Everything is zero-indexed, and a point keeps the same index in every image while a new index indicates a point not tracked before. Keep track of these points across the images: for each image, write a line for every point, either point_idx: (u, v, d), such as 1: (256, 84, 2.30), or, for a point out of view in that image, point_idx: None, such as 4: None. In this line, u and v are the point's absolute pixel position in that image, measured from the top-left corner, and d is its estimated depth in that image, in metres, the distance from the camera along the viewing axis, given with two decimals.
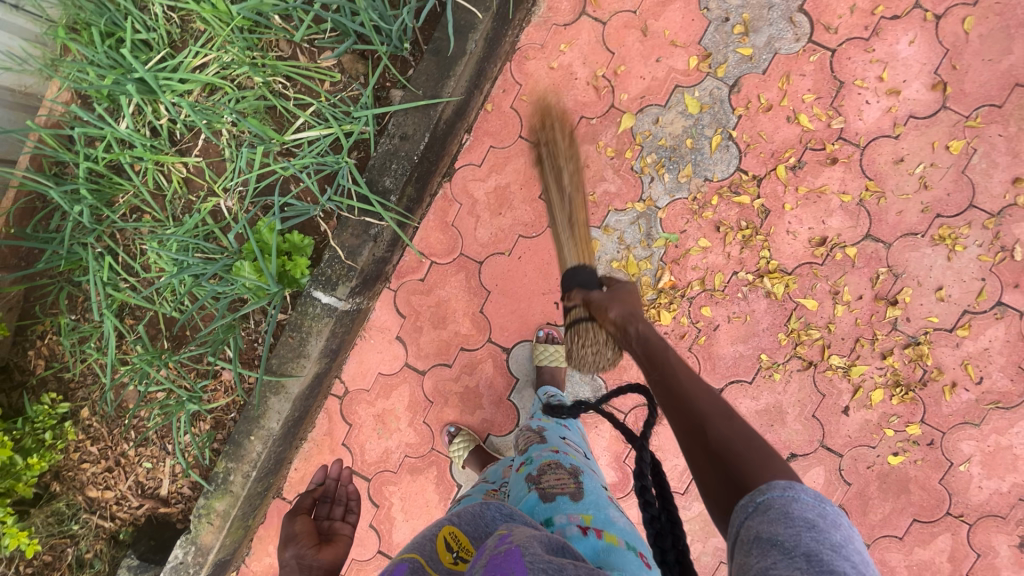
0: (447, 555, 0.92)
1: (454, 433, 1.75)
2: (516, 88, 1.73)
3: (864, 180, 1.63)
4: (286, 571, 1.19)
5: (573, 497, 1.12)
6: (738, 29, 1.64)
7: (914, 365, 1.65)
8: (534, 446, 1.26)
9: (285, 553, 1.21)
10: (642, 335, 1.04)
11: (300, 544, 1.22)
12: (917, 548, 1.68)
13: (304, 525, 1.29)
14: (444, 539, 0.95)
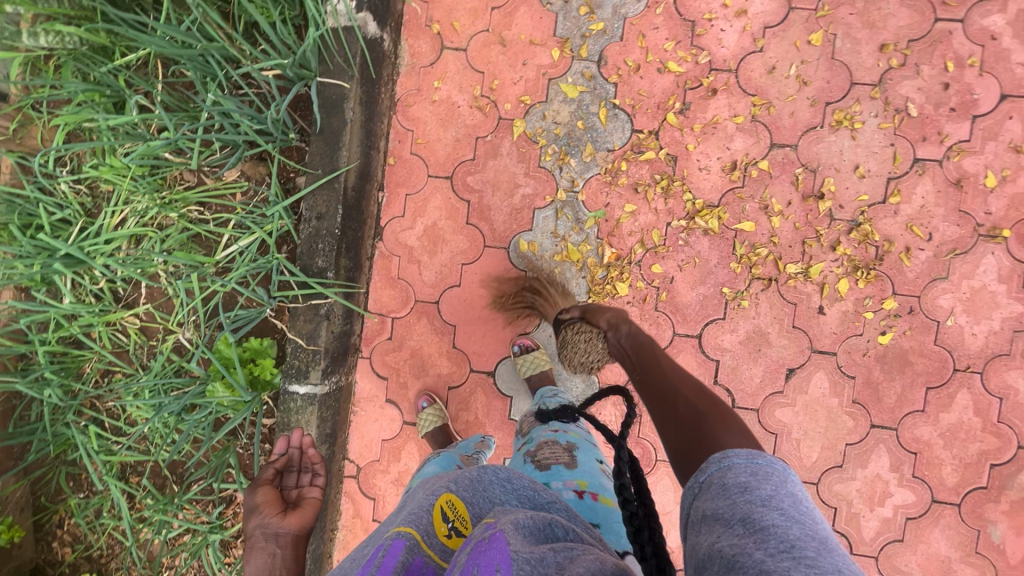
0: (441, 528, 0.88)
1: (428, 404, 1.78)
2: (410, 134, 1.81)
3: (748, 98, 1.71)
4: (252, 539, 1.31)
5: (568, 465, 1.18)
6: (583, 11, 1.74)
7: (866, 244, 1.68)
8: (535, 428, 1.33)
9: (251, 522, 1.33)
10: (631, 335, 1.37)
11: (263, 514, 1.33)
12: (943, 415, 1.68)
13: (267, 493, 1.38)
14: (440, 510, 0.90)
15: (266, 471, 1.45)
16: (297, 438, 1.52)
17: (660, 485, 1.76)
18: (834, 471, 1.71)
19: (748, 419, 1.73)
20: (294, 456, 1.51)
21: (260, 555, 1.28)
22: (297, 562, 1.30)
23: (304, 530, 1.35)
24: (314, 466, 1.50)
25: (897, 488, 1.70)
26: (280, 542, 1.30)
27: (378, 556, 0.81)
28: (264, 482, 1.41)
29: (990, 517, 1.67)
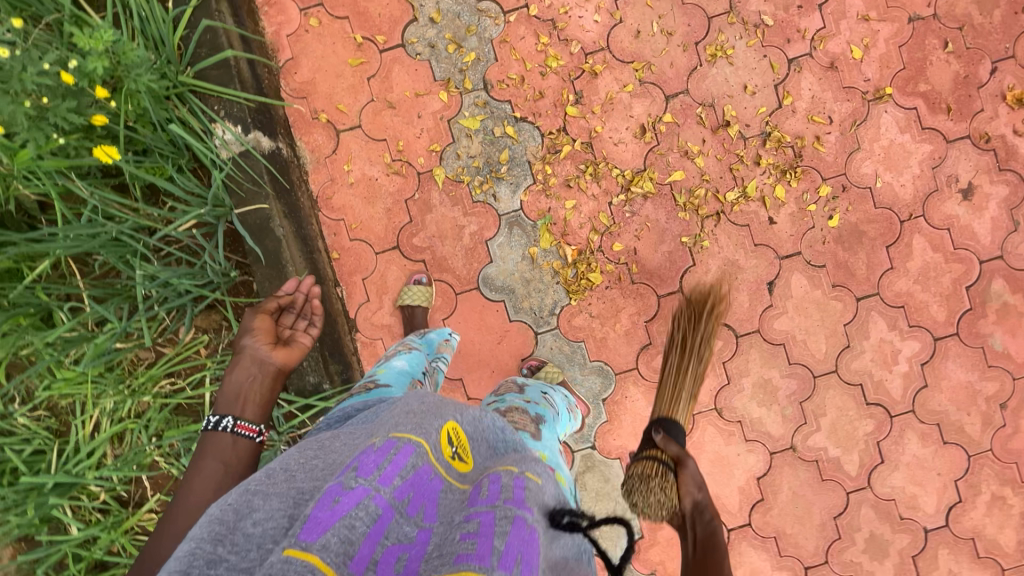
0: (445, 450, 0.92)
1: (421, 283, 1.78)
2: (342, 223, 1.80)
3: (628, 66, 1.81)
4: (239, 355, 1.30)
5: (534, 434, 1.27)
6: (452, 48, 1.80)
7: (782, 148, 1.81)
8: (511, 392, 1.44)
9: (241, 340, 1.32)
10: (709, 527, 1.34)
11: (256, 339, 1.32)
12: (911, 263, 1.82)
13: (263, 323, 1.36)
14: (443, 433, 0.94)
15: (269, 303, 1.42)
16: (305, 286, 1.48)
17: (706, 434, 1.84)
18: (846, 352, 1.83)
19: (754, 341, 1.82)
20: (299, 300, 1.46)
21: (240, 372, 1.28)
22: (270, 398, 1.31)
23: (287, 369, 1.34)
24: (312, 314, 1.48)
25: (902, 342, 1.83)
26: (263, 369, 1.30)
27: (392, 454, 0.83)
28: (264, 311, 1.39)
29: (986, 331, 1.83)
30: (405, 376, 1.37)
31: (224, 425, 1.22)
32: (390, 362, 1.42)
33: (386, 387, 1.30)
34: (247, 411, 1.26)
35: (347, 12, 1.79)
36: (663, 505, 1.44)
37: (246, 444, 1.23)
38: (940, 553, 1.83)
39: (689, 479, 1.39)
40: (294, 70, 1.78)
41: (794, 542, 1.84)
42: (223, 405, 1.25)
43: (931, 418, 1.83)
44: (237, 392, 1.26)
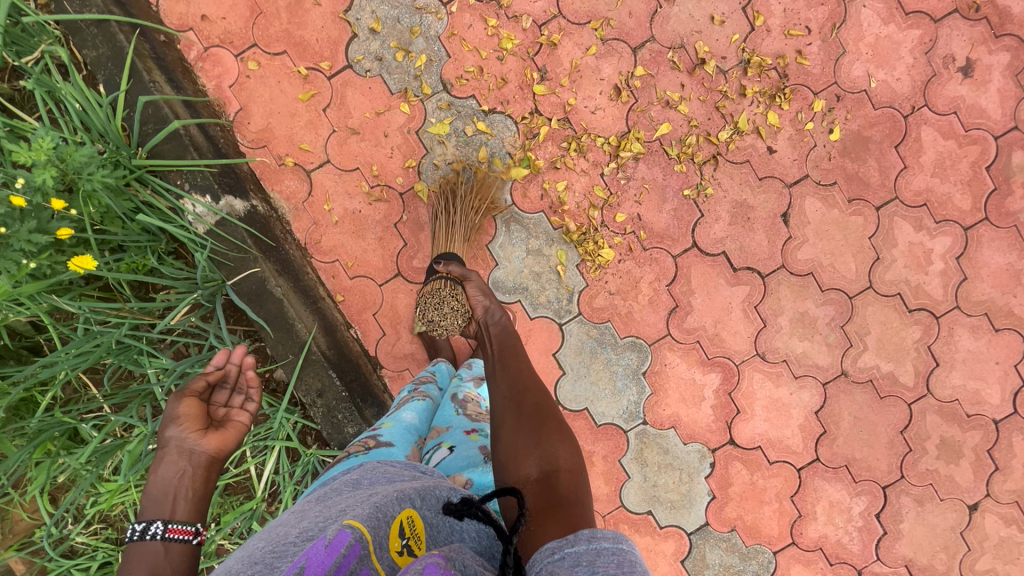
0: (394, 543, 0.82)
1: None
2: (337, 264, 1.72)
3: (586, 27, 1.71)
4: (161, 447, 1.04)
5: None
6: (401, 55, 1.69)
7: (766, 72, 1.71)
8: (485, 425, 1.38)
9: (163, 430, 1.06)
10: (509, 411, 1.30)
11: (179, 427, 1.05)
12: (924, 157, 1.74)
13: (191, 405, 1.08)
14: (398, 523, 0.83)
15: (195, 380, 1.11)
16: (239, 355, 1.14)
17: (755, 381, 1.79)
18: (877, 265, 1.76)
19: (781, 277, 1.76)
20: (233, 373, 1.15)
21: (167, 468, 1.02)
22: (208, 487, 1.06)
23: (223, 457, 1.08)
24: (254, 388, 1.17)
25: (933, 240, 1.76)
26: (195, 461, 1.04)
27: (341, 555, 0.74)
28: (191, 393, 1.10)
29: (1015, 207, 1.76)
30: (409, 432, 1.29)
31: (152, 532, 0.97)
32: (398, 414, 1.34)
33: (387, 446, 1.21)
34: (179, 510, 1.01)
35: (284, 46, 1.69)
36: (451, 318, 1.55)
37: (180, 550, 0.98)
38: (1014, 440, 1.81)
39: (474, 287, 1.56)
40: (246, 120, 1.69)
41: (865, 465, 1.81)
42: (148, 509, 0.99)
43: (977, 309, 1.78)
44: (164, 492, 1.01)
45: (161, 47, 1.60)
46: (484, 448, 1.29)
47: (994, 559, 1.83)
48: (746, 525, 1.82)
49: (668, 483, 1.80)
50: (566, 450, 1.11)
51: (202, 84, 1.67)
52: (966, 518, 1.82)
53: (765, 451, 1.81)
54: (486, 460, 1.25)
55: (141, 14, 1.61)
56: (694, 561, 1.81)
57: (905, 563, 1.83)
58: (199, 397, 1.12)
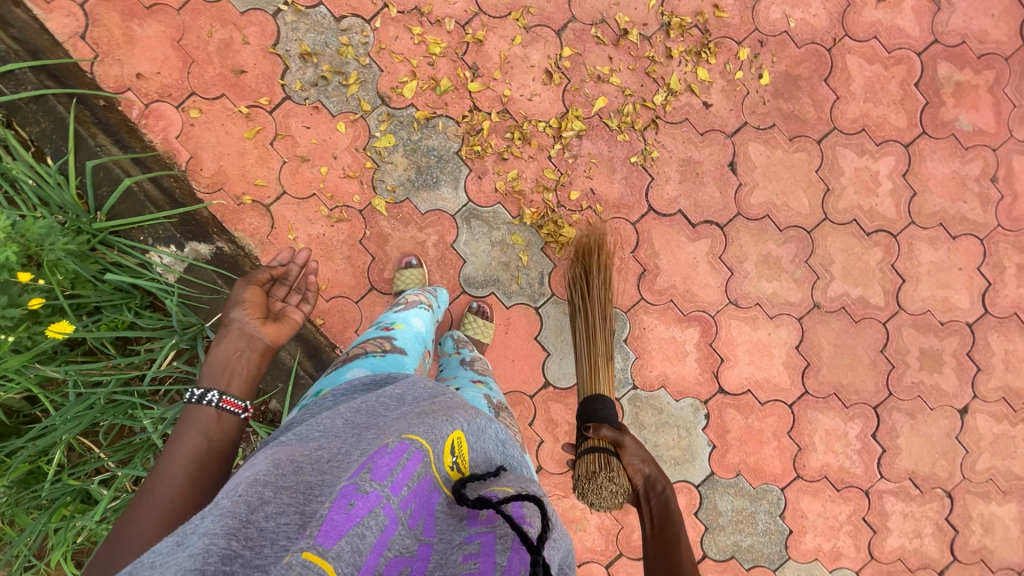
0: (448, 459, 0.82)
1: (414, 266, 1.73)
2: (312, 289, 1.76)
3: (508, 19, 1.75)
4: (225, 326, 1.20)
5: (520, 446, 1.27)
6: (336, 78, 1.74)
7: (687, 31, 1.76)
8: (490, 380, 1.48)
9: (229, 311, 1.23)
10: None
11: (244, 311, 1.22)
12: (854, 85, 1.80)
13: (254, 294, 1.26)
14: (453, 440, 0.85)
15: (261, 274, 1.32)
16: (302, 260, 1.40)
17: (733, 328, 1.84)
18: (828, 195, 1.81)
19: (739, 224, 1.81)
20: (294, 274, 1.39)
21: (229, 346, 1.18)
22: (257, 373, 1.22)
23: (275, 347, 1.25)
24: (309, 293, 1.41)
25: (877, 163, 1.82)
26: (252, 345, 1.21)
27: (406, 458, 0.76)
28: (255, 283, 1.28)
29: (950, 117, 1.81)
30: (420, 343, 1.42)
31: (209, 399, 1.11)
32: (410, 321, 1.46)
33: (400, 353, 1.34)
34: (234, 384, 1.16)
35: (222, 89, 1.72)
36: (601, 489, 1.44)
37: (230, 419, 1.13)
38: (990, 339, 1.87)
39: (631, 455, 1.45)
40: (198, 167, 1.71)
41: (854, 390, 1.87)
42: (208, 378, 1.14)
43: (932, 220, 1.83)
44: (223, 366, 1.16)
45: (102, 112, 1.63)
46: (488, 397, 1.36)
47: (992, 456, 1.89)
48: (750, 467, 1.87)
49: (669, 441, 1.85)
50: None
51: (148, 140, 1.68)
52: (959, 422, 1.88)
53: (755, 393, 1.86)
54: (490, 405, 1.32)
55: (76, 82, 1.63)
56: (707, 511, 1.86)
57: (909, 476, 1.89)
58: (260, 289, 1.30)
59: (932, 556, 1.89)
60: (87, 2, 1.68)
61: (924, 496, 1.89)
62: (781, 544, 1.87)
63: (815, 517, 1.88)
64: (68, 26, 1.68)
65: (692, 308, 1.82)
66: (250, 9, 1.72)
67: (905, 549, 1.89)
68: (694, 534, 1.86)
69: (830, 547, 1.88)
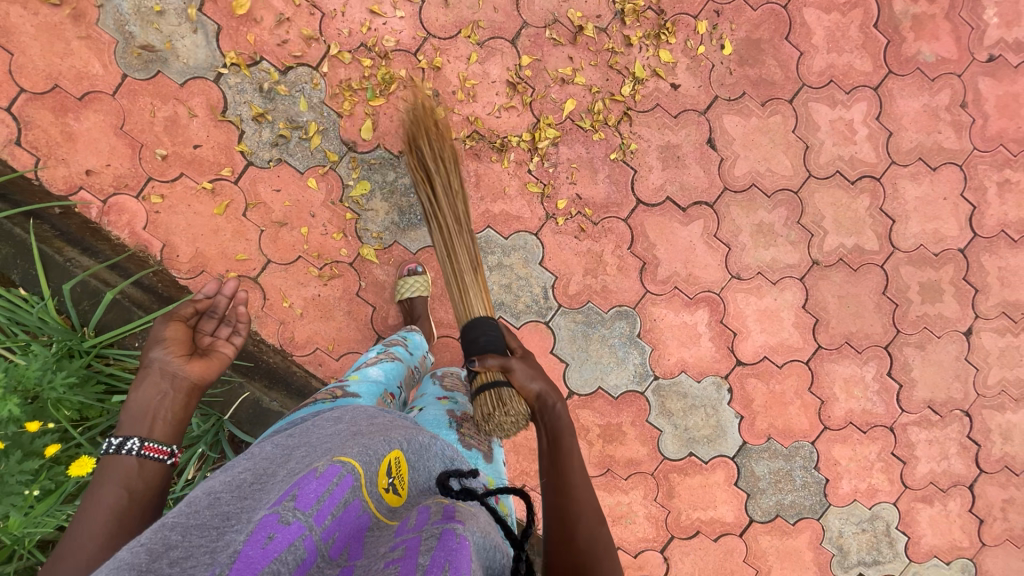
0: (383, 481, 0.86)
1: (418, 273, 1.69)
2: (319, 351, 1.70)
3: (459, 38, 1.69)
4: (143, 370, 1.07)
5: (486, 457, 1.27)
6: (296, 134, 1.66)
7: (642, 15, 1.73)
8: (458, 393, 1.41)
9: (148, 353, 1.09)
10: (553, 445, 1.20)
11: (165, 350, 1.09)
12: (815, 38, 1.79)
13: (177, 330, 1.12)
14: (386, 463, 0.87)
15: (183, 307, 1.17)
16: (230, 286, 1.22)
17: (740, 301, 1.86)
18: (809, 152, 1.82)
19: (728, 199, 1.81)
20: (221, 304, 1.22)
21: (149, 389, 1.06)
22: (185, 415, 1.10)
23: (203, 386, 1.12)
24: (242, 324, 1.24)
25: (850, 111, 1.82)
26: (176, 385, 1.08)
27: (334, 484, 0.78)
28: (177, 318, 1.14)
29: (913, 51, 1.82)
30: (377, 386, 1.31)
31: (128, 447, 1.00)
32: (366, 370, 1.36)
33: (354, 396, 1.24)
34: (157, 430, 1.04)
35: (179, 168, 1.64)
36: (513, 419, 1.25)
37: (154, 468, 1.02)
38: (983, 260, 1.92)
39: (520, 380, 1.23)
40: (174, 254, 1.63)
41: (864, 335, 1.91)
42: (126, 425, 1.02)
43: (911, 156, 1.85)
44: (143, 411, 1.04)
45: (60, 222, 1.57)
46: (451, 412, 1.31)
47: (1001, 369, 1.97)
48: (779, 429, 1.92)
49: (698, 422, 1.88)
50: None
51: (116, 237, 1.61)
52: (966, 344, 1.94)
53: (772, 358, 1.89)
54: (453, 422, 1.28)
55: (26, 195, 1.55)
56: (746, 478, 1.91)
57: (928, 404, 1.95)
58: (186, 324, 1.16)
59: (960, 473, 1.98)
60: (14, 105, 1.57)
61: (944, 420, 1.97)
62: (821, 494, 1.93)
63: (847, 462, 1.94)
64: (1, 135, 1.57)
65: (697, 290, 1.83)
66: (188, 79, 1.62)
67: (935, 472, 1.97)
68: (738, 503, 1.91)
69: (866, 486, 1.95)
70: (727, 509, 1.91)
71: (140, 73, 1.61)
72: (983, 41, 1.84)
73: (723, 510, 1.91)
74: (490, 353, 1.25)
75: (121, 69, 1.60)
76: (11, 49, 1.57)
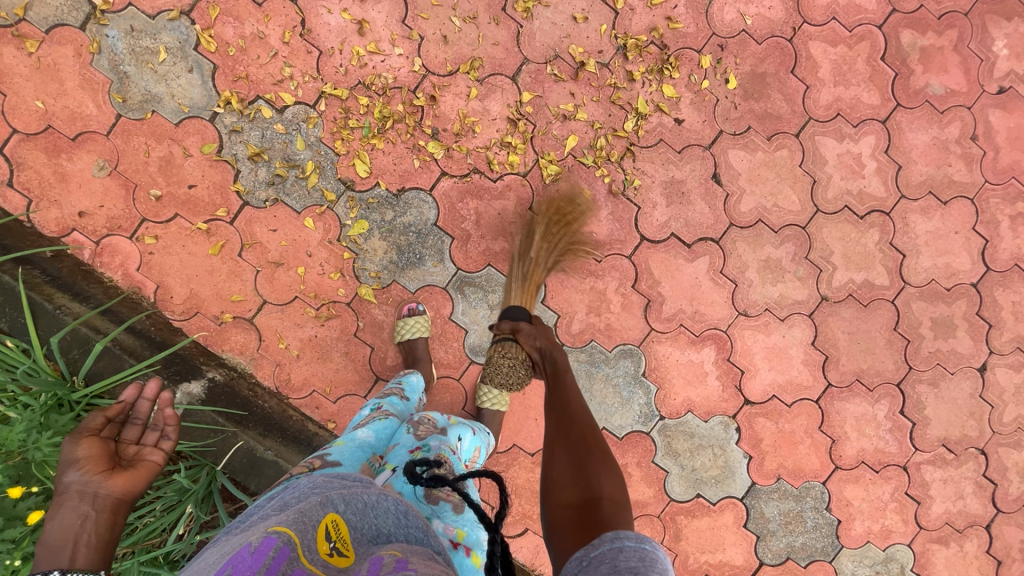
0: (324, 546, 0.80)
1: (418, 312, 1.65)
2: (316, 393, 1.66)
3: (458, 74, 1.67)
4: (56, 498, 0.97)
5: (455, 506, 1.12)
6: (292, 173, 1.63)
7: (645, 49, 1.71)
8: (434, 436, 1.27)
9: (64, 477, 0.99)
10: (561, 365, 1.43)
11: (81, 471, 1.00)
12: (821, 71, 1.76)
13: (91, 447, 1.04)
14: (325, 526, 0.82)
15: (94, 418, 1.09)
16: (152, 388, 1.15)
17: (747, 339, 1.81)
18: (816, 187, 1.78)
19: (734, 235, 1.77)
20: (144, 406, 1.14)
21: (66, 516, 0.96)
22: (114, 532, 1.00)
23: (133, 498, 1.03)
24: (171, 425, 1.14)
25: (858, 144, 1.78)
26: (98, 505, 0.98)
27: (268, 558, 0.72)
28: (89, 432, 1.06)
29: (921, 84, 1.79)
30: (362, 450, 1.23)
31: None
32: (353, 434, 1.28)
33: (333, 466, 1.16)
34: (81, 557, 0.95)
35: (173, 208, 1.60)
36: (517, 367, 1.52)
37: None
38: (997, 294, 1.87)
39: (526, 337, 1.47)
40: (168, 296, 1.60)
41: (875, 371, 1.86)
42: (41, 560, 0.92)
43: (921, 190, 1.81)
44: (62, 540, 0.95)
45: (52, 265, 1.53)
46: None
47: (1017, 406, 1.91)
48: (789, 469, 1.86)
49: (705, 462, 1.82)
50: (609, 480, 1.08)
51: (109, 280, 1.58)
52: (980, 381, 1.89)
53: (780, 396, 1.84)
54: None
55: (17, 239, 1.52)
56: (756, 520, 1.85)
57: (942, 442, 1.90)
58: (100, 436, 1.08)
59: (977, 513, 1.92)
60: (6, 146, 1.55)
61: (960, 458, 1.91)
62: (833, 536, 1.87)
63: (860, 503, 1.88)
64: None
65: (703, 328, 1.79)
66: (184, 119, 1.59)
67: (951, 512, 1.91)
68: (747, 545, 1.85)
69: (880, 527, 1.89)
70: (735, 551, 1.85)
71: (135, 113, 1.58)
72: (992, 73, 1.81)
73: (731, 552, 1.85)
74: (505, 317, 1.54)
75: (115, 110, 1.58)
76: (4, 91, 1.54)
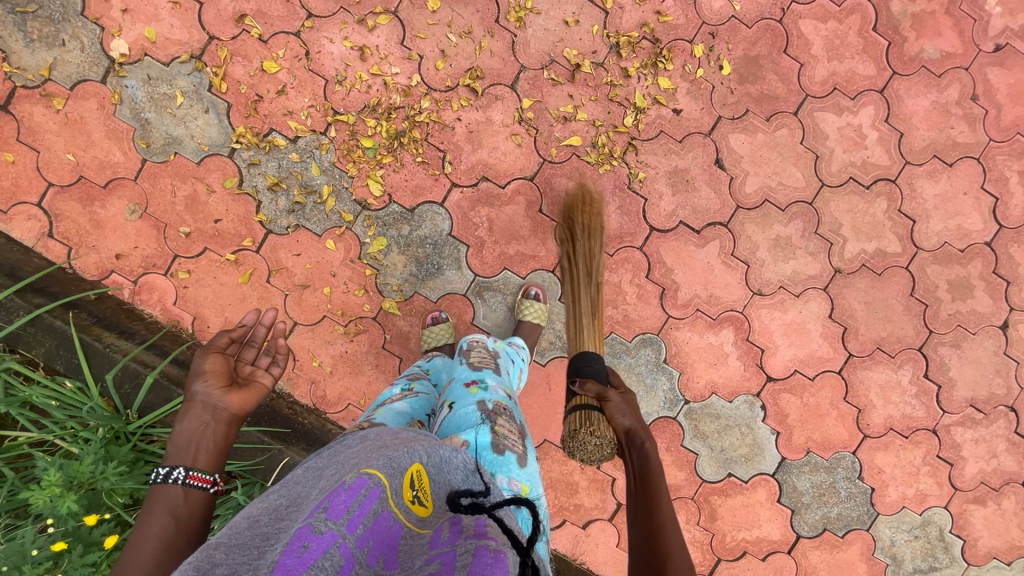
0: (408, 493, 0.84)
1: (441, 321, 1.71)
2: (352, 407, 1.74)
3: (458, 88, 1.73)
4: (187, 401, 1.11)
5: (518, 459, 1.17)
6: (310, 198, 1.71)
7: (637, 45, 1.75)
8: (488, 376, 1.36)
9: (191, 386, 1.12)
10: (642, 454, 1.21)
11: (207, 382, 1.12)
12: (814, 48, 1.79)
13: (217, 362, 1.16)
14: (410, 475, 0.85)
15: (219, 338, 1.23)
16: (269, 316, 1.32)
17: (765, 318, 1.84)
18: (819, 162, 1.80)
19: (741, 217, 1.80)
20: (259, 333, 1.32)
21: (192, 421, 1.09)
22: (228, 444, 1.12)
23: (245, 414, 1.15)
24: (281, 355, 1.31)
25: (857, 116, 1.80)
26: (217, 416, 1.11)
27: (362, 496, 0.76)
28: (216, 349, 1.20)
29: (916, 50, 1.80)
30: (402, 416, 1.30)
31: (175, 476, 1.03)
32: (390, 405, 1.35)
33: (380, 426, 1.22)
34: (201, 459, 1.07)
35: (202, 243, 1.69)
36: (600, 448, 1.26)
37: (199, 495, 1.04)
38: (1013, 251, 1.87)
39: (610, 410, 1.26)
40: (205, 326, 1.69)
41: (896, 338, 1.87)
42: (172, 456, 1.05)
43: (925, 155, 1.82)
44: (188, 441, 1.07)
45: (96, 307, 1.62)
46: (484, 405, 1.26)
47: None
48: (818, 442, 1.88)
49: (734, 441, 1.86)
50: None
51: (149, 315, 1.67)
52: (1003, 338, 1.89)
53: (802, 370, 1.87)
54: (482, 418, 1.21)
55: (63, 285, 1.62)
56: (789, 495, 1.88)
57: (970, 403, 1.90)
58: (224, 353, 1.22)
59: (1011, 470, 1.92)
60: (44, 200, 1.65)
61: (989, 417, 1.91)
62: (868, 504, 1.89)
63: (892, 469, 1.90)
64: (34, 230, 1.65)
65: (718, 311, 1.82)
66: (204, 157, 1.68)
67: (985, 471, 1.92)
68: (783, 520, 1.88)
69: (915, 492, 1.91)
70: (771, 527, 1.88)
71: (158, 156, 1.67)
72: (987, 31, 1.81)
73: (766, 528, 1.88)
74: (589, 380, 1.33)
75: (141, 155, 1.67)
76: (37, 148, 1.64)
